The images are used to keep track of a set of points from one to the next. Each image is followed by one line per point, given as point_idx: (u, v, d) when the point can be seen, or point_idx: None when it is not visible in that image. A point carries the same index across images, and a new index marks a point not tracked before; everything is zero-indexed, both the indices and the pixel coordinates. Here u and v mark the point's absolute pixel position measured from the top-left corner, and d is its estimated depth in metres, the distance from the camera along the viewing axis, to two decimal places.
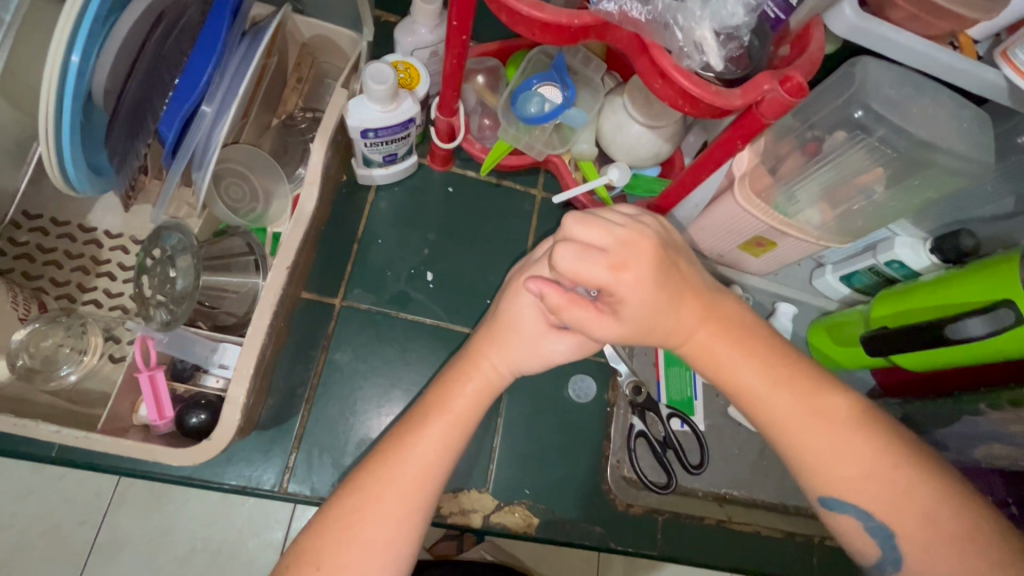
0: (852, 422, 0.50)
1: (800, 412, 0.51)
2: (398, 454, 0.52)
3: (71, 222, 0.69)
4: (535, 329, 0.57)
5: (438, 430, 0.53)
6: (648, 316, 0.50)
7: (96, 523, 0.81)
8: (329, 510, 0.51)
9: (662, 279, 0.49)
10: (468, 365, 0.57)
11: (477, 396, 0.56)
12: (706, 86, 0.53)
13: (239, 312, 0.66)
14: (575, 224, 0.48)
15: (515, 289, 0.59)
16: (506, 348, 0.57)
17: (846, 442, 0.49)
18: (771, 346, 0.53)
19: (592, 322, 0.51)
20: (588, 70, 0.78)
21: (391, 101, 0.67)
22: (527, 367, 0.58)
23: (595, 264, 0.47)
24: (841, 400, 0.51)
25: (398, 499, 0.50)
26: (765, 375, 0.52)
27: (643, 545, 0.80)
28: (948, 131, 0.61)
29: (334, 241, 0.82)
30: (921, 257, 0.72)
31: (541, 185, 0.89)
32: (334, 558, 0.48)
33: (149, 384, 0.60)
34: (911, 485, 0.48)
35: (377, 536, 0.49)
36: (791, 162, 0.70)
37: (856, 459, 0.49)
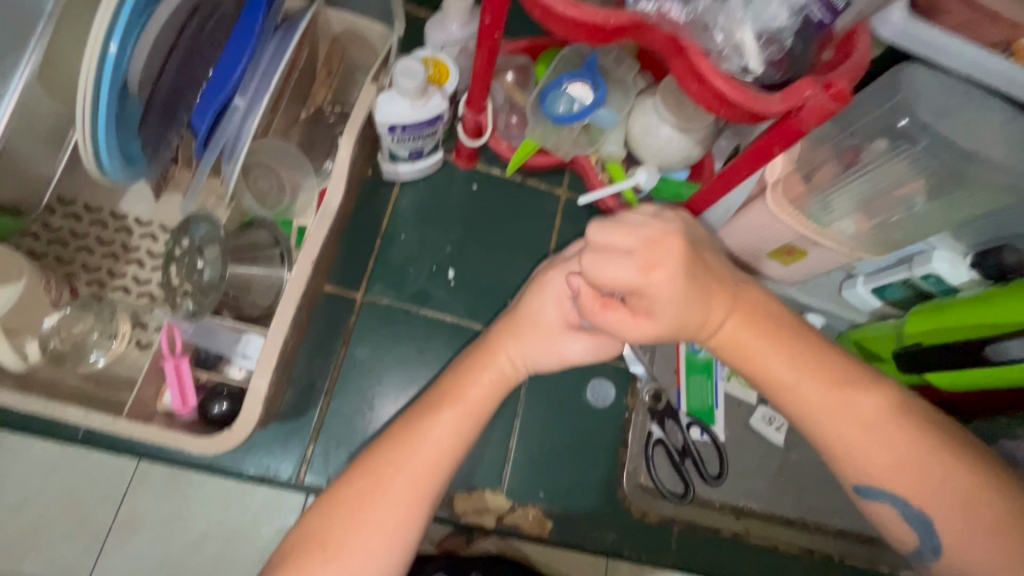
0: (883, 411, 0.49)
1: (832, 403, 0.49)
2: (409, 443, 0.52)
3: (104, 208, 0.70)
4: (557, 325, 0.57)
5: (449, 419, 0.53)
6: (680, 314, 0.48)
7: None
8: (337, 492, 0.51)
9: (693, 276, 0.48)
10: (484, 356, 0.57)
11: (491, 388, 0.56)
12: (744, 91, 0.51)
13: (264, 304, 0.65)
14: (598, 230, 0.48)
15: (541, 283, 0.58)
16: (522, 340, 0.57)
17: (877, 431, 0.49)
18: (800, 336, 0.52)
19: (625, 326, 0.49)
20: (620, 70, 0.77)
21: (420, 97, 0.66)
22: (541, 365, 0.58)
23: (623, 267, 0.47)
24: (870, 389, 0.50)
25: (410, 483, 0.50)
26: (794, 366, 0.50)
27: (657, 555, 0.79)
28: (995, 143, 0.59)
29: (358, 235, 0.82)
30: (960, 272, 0.67)
31: (565, 185, 0.88)
32: (345, 538, 0.48)
33: (173, 372, 0.61)
34: (945, 473, 0.47)
35: (389, 519, 0.49)
36: (826, 171, 0.68)
37: (888, 447, 0.48)
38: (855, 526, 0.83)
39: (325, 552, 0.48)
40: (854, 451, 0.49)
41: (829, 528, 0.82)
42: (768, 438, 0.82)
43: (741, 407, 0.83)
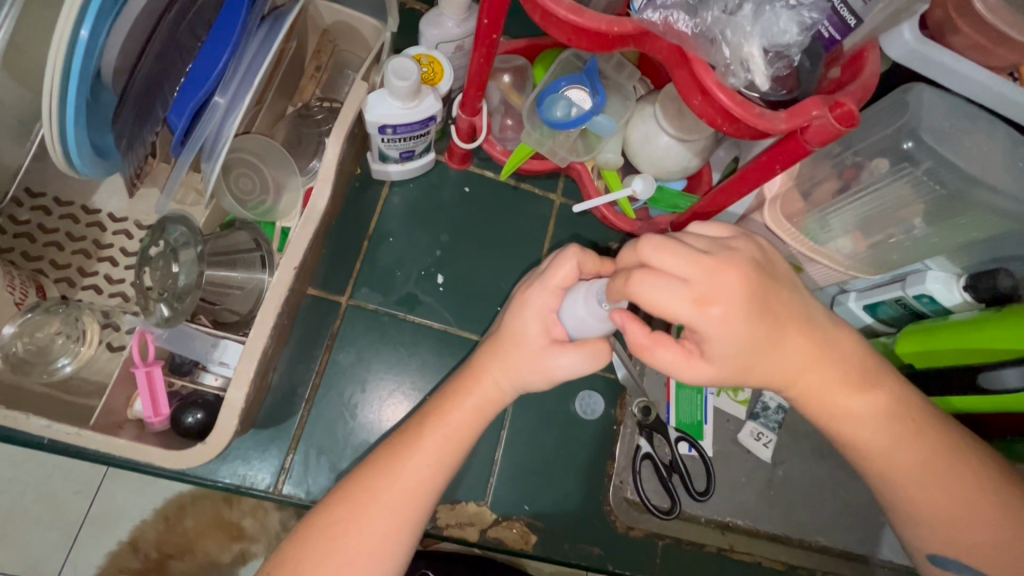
0: (911, 435, 0.53)
1: (872, 420, 0.53)
2: (390, 467, 0.52)
3: (75, 202, 0.66)
4: (532, 341, 0.54)
5: (432, 446, 0.53)
6: (738, 351, 0.47)
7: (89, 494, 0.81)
8: (315, 516, 0.52)
9: (751, 315, 0.46)
10: (469, 380, 0.55)
11: (475, 414, 0.55)
12: (748, 107, 0.50)
13: (242, 310, 0.63)
14: (654, 251, 0.45)
15: (520, 301, 0.55)
16: (507, 363, 0.54)
17: (911, 448, 0.53)
18: (853, 360, 0.53)
19: (679, 359, 0.48)
20: (621, 77, 0.74)
21: (413, 97, 0.64)
22: (530, 383, 0.54)
23: (678, 302, 0.44)
24: (887, 402, 0.53)
25: (384, 509, 0.51)
26: (848, 393, 0.52)
27: (641, 571, 0.78)
28: (1000, 169, 0.58)
29: (344, 236, 0.79)
30: (953, 294, 0.66)
31: (559, 190, 0.86)
32: (315, 567, 0.49)
33: (145, 380, 0.57)
34: (949, 489, 0.53)
35: (363, 548, 0.50)
36: (825, 188, 0.67)
37: (918, 463, 0.54)
38: (838, 542, 0.82)
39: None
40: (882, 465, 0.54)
41: (812, 544, 0.82)
42: (757, 455, 0.81)
43: (730, 422, 0.82)
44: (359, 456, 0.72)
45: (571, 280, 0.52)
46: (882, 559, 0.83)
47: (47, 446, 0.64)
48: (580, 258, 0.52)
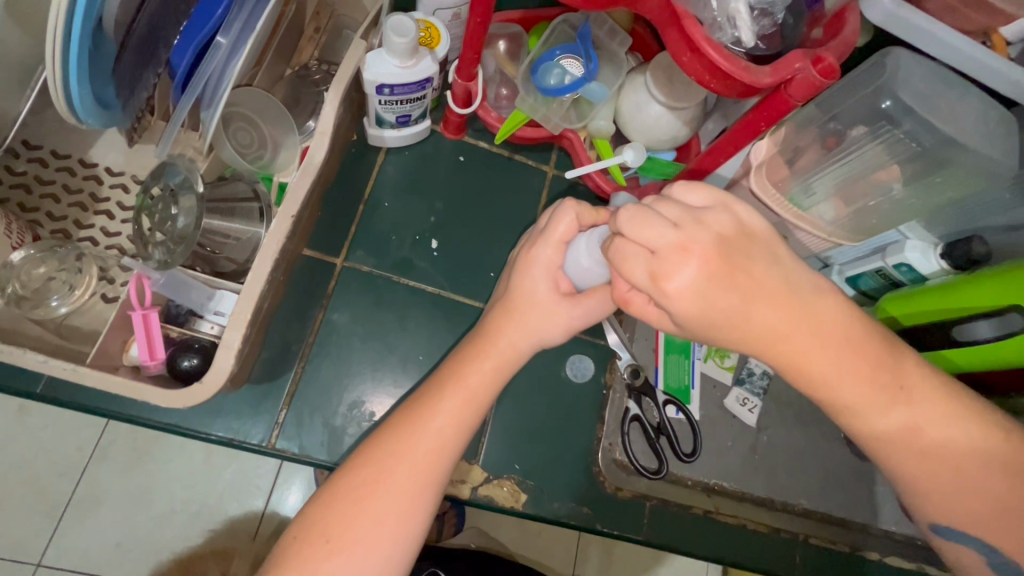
0: (904, 406, 0.48)
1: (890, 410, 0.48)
2: (412, 429, 0.51)
3: (72, 155, 0.67)
4: (543, 297, 0.55)
5: (452, 405, 0.53)
6: (707, 322, 0.45)
7: (74, 478, 1.01)
8: (338, 482, 0.51)
9: (718, 286, 0.44)
10: (484, 343, 0.56)
11: (493, 374, 0.55)
12: (736, 61, 0.52)
13: (239, 259, 0.64)
14: (626, 221, 0.44)
15: (525, 261, 0.56)
16: (524, 319, 0.56)
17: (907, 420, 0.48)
18: (839, 323, 0.47)
19: (654, 320, 0.49)
20: (613, 44, 0.76)
21: (411, 56, 0.65)
22: (547, 339, 0.56)
23: (637, 270, 0.44)
24: (909, 388, 0.48)
25: (409, 471, 0.50)
26: (860, 381, 0.47)
27: (629, 530, 0.79)
28: (974, 130, 0.61)
29: (340, 201, 0.80)
30: (930, 261, 0.68)
31: (552, 162, 0.88)
32: (344, 531, 0.48)
33: (142, 323, 0.58)
34: (954, 468, 0.48)
35: (389, 511, 0.49)
36: (809, 155, 0.71)
37: (914, 438, 0.48)
38: (821, 507, 0.84)
39: (326, 543, 0.48)
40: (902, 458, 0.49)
41: (796, 508, 0.84)
42: (742, 420, 0.83)
43: (716, 388, 0.84)
44: (355, 414, 0.72)
45: (571, 233, 0.54)
46: (865, 523, 0.85)
47: (38, 395, 0.64)
48: (579, 209, 0.53)
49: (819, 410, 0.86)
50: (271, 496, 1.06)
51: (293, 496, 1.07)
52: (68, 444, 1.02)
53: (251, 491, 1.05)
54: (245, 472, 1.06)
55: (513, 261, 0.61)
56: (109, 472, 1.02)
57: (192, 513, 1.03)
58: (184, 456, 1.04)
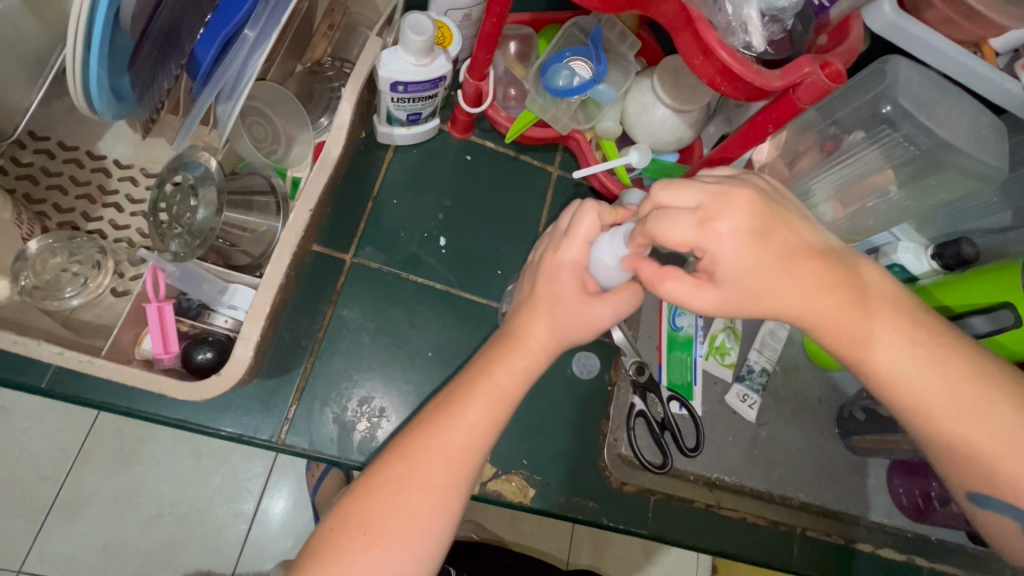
0: (946, 371, 0.47)
1: (945, 386, 0.47)
2: (444, 424, 0.52)
3: (80, 147, 0.66)
4: (571, 298, 0.55)
5: (483, 403, 0.53)
6: (751, 276, 0.47)
7: (58, 481, 0.99)
8: (374, 473, 0.51)
9: (757, 240, 0.47)
10: (514, 342, 0.55)
11: (523, 372, 0.55)
12: (747, 65, 0.54)
13: (255, 253, 0.64)
14: (661, 189, 0.49)
15: (552, 265, 0.56)
16: (553, 320, 0.55)
17: (948, 384, 0.47)
18: (862, 286, 0.49)
19: (693, 293, 0.49)
20: (623, 47, 0.78)
21: (426, 55, 0.66)
22: (577, 339, 0.56)
23: (683, 224, 0.47)
24: (959, 362, 0.48)
25: (443, 465, 0.50)
26: (904, 355, 0.48)
27: (634, 524, 0.81)
28: (968, 135, 0.64)
29: (348, 198, 0.80)
30: (921, 261, 0.72)
31: (557, 162, 0.89)
32: (383, 521, 0.48)
33: (157, 316, 0.58)
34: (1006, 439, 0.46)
35: (424, 501, 0.49)
36: (808, 159, 0.75)
37: (958, 406, 0.47)
38: (818, 500, 0.86)
39: (364, 535, 0.48)
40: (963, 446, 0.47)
41: (794, 501, 0.86)
42: (742, 415, 0.85)
43: (718, 384, 0.86)
44: (366, 409, 0.73)
45: (593, 232, 0.55)
46: (860, 515, 0.87)
47: (43, 390, 0.64)
48: (601, 210, 0.55)
49: (815, 407, 0.89)
50: (262, 500, 1.05)
51: (281, 501, 1.06)
52: (58, 445, 1.00)
53: (241, 494, 1.04)
54: (235, 475, 1.04)
55: (533, 266, 0.60)
56: (100, 473, 1.00)
57: (181, 515, 1.01)
58: (178, 457, 1.02)
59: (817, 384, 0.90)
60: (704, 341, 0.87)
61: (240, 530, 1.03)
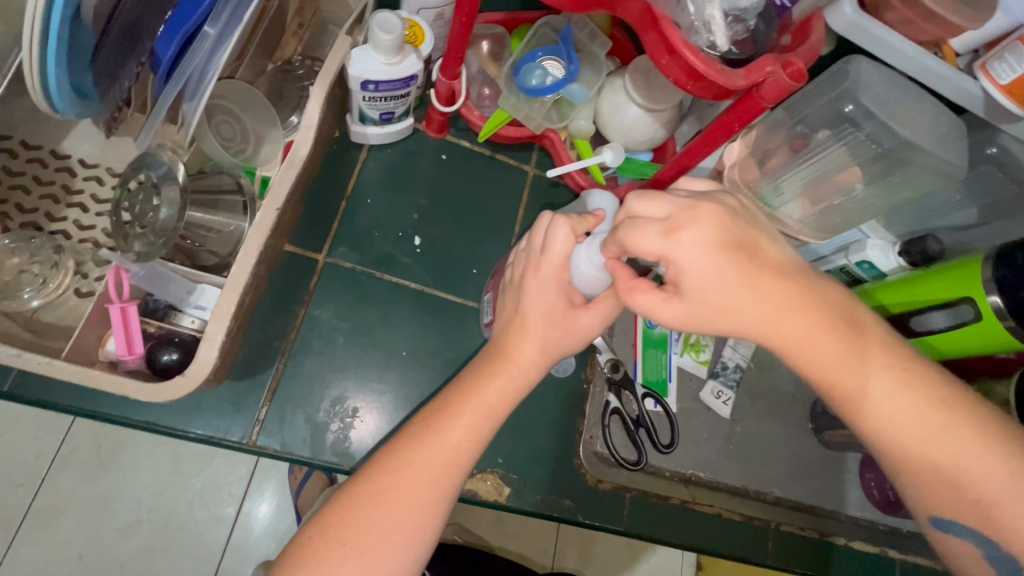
0: (916, 396, 0.47)
1: (917, 416, 0.46)
2: (427, 439, 0.50)
3: (44, 146, 0.65)
4: (557, 313, 0.54)
5: (469, 419, 0.51)
6: (717, 291, 0.46)
7: (32, 488, 0.97)
8: (355, 485, 0.49)
9: (726, 253, 0.46)
10: (501, 357, 0.54)
11: (511, 389, 0.53)
12: (711, 64, 0.54)
13: (222, 253, 0.63)
14: (635, 199, 0.48)
15: (535, 284, 0.54)
16: (543, 336, 0.54)
17: (916, 409, 0.46)
18: (846, 307, 0.48)
19: (659, 308, 0.48)
20: (594, 46, 0.79)
21: (396, 53, 0.66)
22: (566, 350, 0.55)
23: (650, 235, 0.46)
24: (938, 390, 0.47)
25: (426, 480, 0.49)
26: (885, 381, 0.47)
27: (610, 521, 0.81)
28: (928, 134, 0.65)
29: (321, 197, 0.80)
30: (889, 259, 0.72)
31: (533, 162, 0.89)
32: (362, 535, 0.47)
33: (120, 317, 0.57)
34: (975, 468, 0.45)
35: (406, 516, 0.48)
36: (779, 157, 0.76)
37: (927, 431, 0.46)
38: (792, 495, 0.87)
39: (343, 547, 0.46)
40: (937, 474, 0.46)
41: (769, 497, 0.87)
42: (717, 412, 0.86)
43: (692, 381, 0.87)
44: (339, 411, 0.72)
45: (569, 246, 0.52)
46: (833, 509, 0.88)
47: (7, 393, 0.63)
48: (573, 223, 0.52)
49: (789, 402, 0.90)
50: (243, 504, 1.04)
51: (264, 505, 1.04)
52: (30, 451, 0.98)
53: (221, 499, 1.02)
54: (213, 480, 1.03)
55: (512, 283, 0.58)
56: (74, 479, 0.98)
57: (159, 521, 1.00)
58: (154, 462, 1.01)
59: (791, 380, 0.91)
60: (679, 339, 0.87)
61: (221, 535, 1.02)
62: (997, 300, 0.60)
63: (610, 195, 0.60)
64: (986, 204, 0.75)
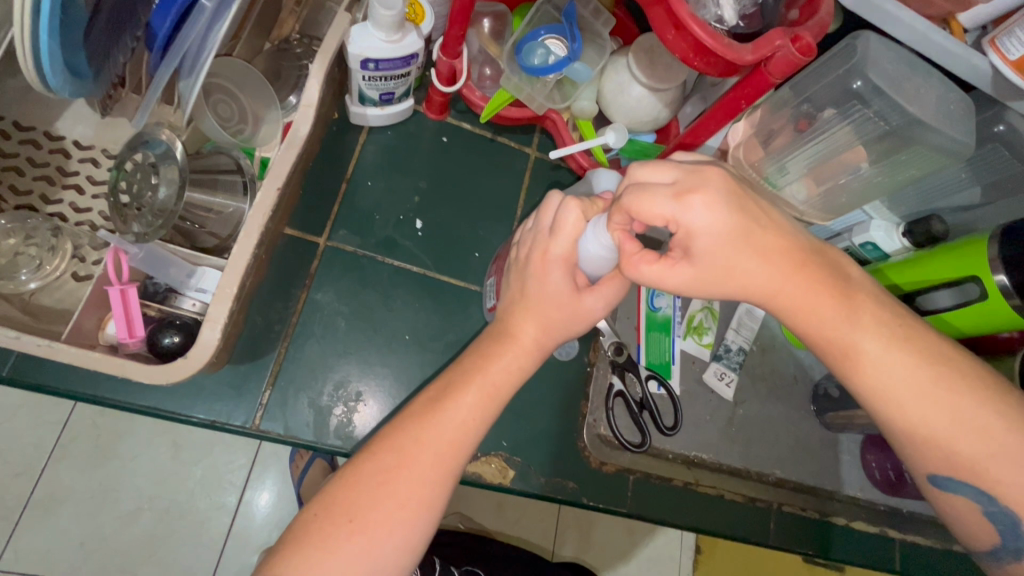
0: (925, 366, 0.45)
1: (924, 381, 0.45)
2: (430, 417, 0.49)
3: (37, 127, 0.63)
4: (564, 297, 0.52)
5: (473, 399, 0.50)
6: (725, 252, 0.46)
7: (32, 478, 0.97)
8: (359, 463, 0.48)
9: (737, 214, 0.46)
10: (503, 337, 0.53)
11: (516, 371, 0.52)
12: (718, 38, 0.53)
13: (222, 234, 0.63)
14: (640, 167, 0.48)
15: (538, 268, 0.53)
16: (546, 317, 0.53)
17: (925, 373, 0.45)
18: (846, 271, 0.49)
19: (664, 275, 0.48)
20: (598, 24, 0.77)
21: (397, 30, 0.65)
22: (569, 334, 0.54)
23: (660, 198, 0.45)
24: (945, 355, 0.46)
25: (434, 456, 0.48)
26: (892, 345, 0.46)
27: (613, 502, 0.81)
28: (936, 111, 0.64)
29: (321, 180, 0.79)
30: (893, 240, 0.72)
31: (535, 144, 0.88)
32: (369, 511, 0.46)
33: (119, 299, 0.56)
34: (989, 440, 0.44)
35: (410, 494, 0.47)
36: (783, 138, 0.75)
37: (940, 399, 0.45)
38: (794, 477, 0.88)
39: (348, 523, 0.45)
40: (947, 444, 0.45)
41: (771, 478, 0.87)
42: (720, 394, 0.86)
43: (696, 363, 0.86)
44: (343, 393, 0.72)
45: (579, 229, 0.51)
46: (835, 489, 0.89)
47: (6, 379, 0.62)
48: (584, 207, 0.51)
49: (791, 384, 0.90)
50: (244, 492, 1.04)
51: (266, 494, 1.05)
52: (29, 441, 0.97)
53: (223, 487, 1.02)
54: (215, 468, 1.03)
55: (518, 264, 0.56)
56: (75, 468, 0.98)
57: (160, 510, 1.00)
58: (155, 451, 1.00)
59: (793, 362, 0.91)
60: (682, 321, 0.87)
61: (223, 522, 1.02)
62: (1004, 279, 0.60)
63: (615, 173, 0.61)
64: (990, 183, 0.75)
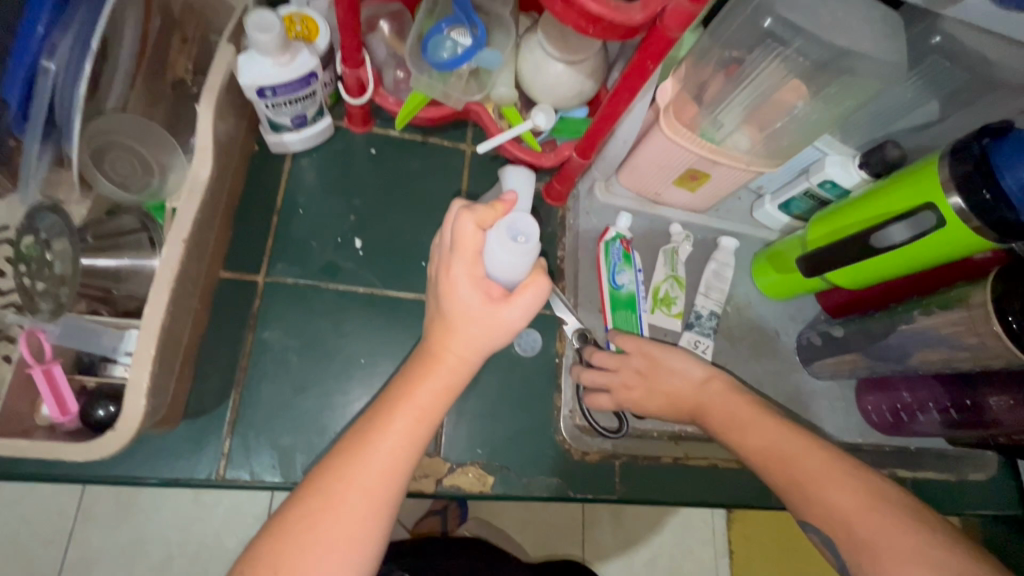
0: (788, 479, 0.58)
1: (785, 475, 0.59)
2: (360, 451, 0.47)
3: None
4: (477, 311, 0.49)
5: (402, 426, 0.48)
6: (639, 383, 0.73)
7: (63, 543, 0.97)
8: (288, 510, 0.47)
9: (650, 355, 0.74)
10: (430, 360, 0.50)
11: (446, 391, 0.50)
12: (604, 2, 0.49)
13: (141, 294, 0.61)
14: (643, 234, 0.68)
15: (446, 284, 0.50)
16: (467, 334, 0.49)
17: (775, 440, 0.61)
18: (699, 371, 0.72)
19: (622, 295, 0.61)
20: (497, 6, 0.73)
21: (283, 52, 0.62)
22: (492, 346, 0.50)
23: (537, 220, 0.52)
24: (803, 455, 0.59)
25: (362, 496, 0.46)
26: (758, 444, 0.62)
27: (602, 491, 0.79)
28: (862, 35, 0.60)
29: (252, 216, 0.77)
30: (851, 174, 0.72)
31: (469, 139, 0.86)
32: (297, 560, 0.44)
33: (44, 380, 0.56)
34: (833, 488, 0.55)
35: (344, 535, 0.45)
36: (714, 86, 0.69)
37: (791, 472, 0.58)
38: None
39: None
40: (797, 488, 0.57)
41: None
42: None
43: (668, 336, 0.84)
44: (305, 429, 0.71)
45: (479, 240, 0.49)
46: (836, 439, 0.85)
47: None
48: (479, 216, 0.49)
49: (772, 340, 0.87)
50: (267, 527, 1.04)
51: None
52: (55, 508, 0.98)
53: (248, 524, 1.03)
54: (238, 506, 1.03)
55: (433, 283, 0.53)
56: (104, 527, 0.98)
57: (191, 555, 0.99)
58: (178, 498, 1.01)
59: (771, 316, 0.88)
60: (647, 296, 0.83)
61: None
62: (958, 201, 0.58)
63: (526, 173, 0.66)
64: (941, 97, 0.70)
